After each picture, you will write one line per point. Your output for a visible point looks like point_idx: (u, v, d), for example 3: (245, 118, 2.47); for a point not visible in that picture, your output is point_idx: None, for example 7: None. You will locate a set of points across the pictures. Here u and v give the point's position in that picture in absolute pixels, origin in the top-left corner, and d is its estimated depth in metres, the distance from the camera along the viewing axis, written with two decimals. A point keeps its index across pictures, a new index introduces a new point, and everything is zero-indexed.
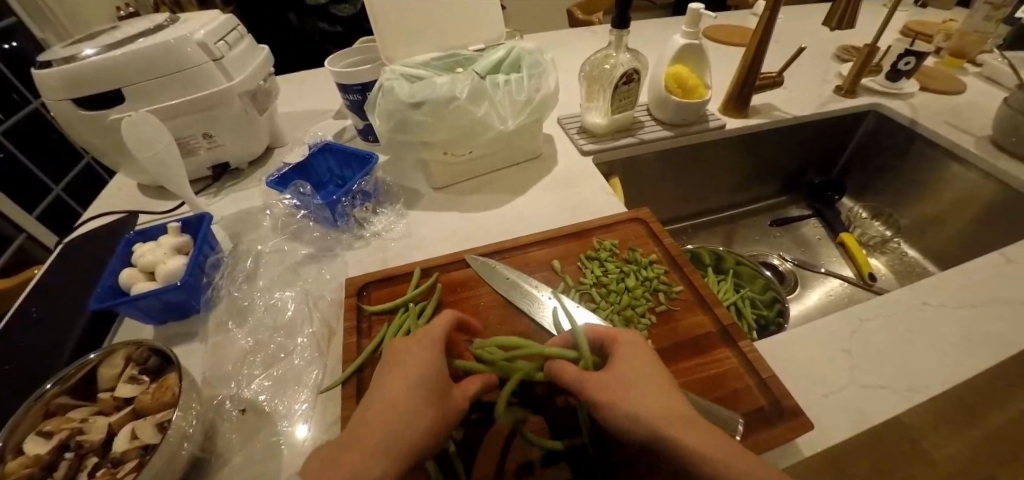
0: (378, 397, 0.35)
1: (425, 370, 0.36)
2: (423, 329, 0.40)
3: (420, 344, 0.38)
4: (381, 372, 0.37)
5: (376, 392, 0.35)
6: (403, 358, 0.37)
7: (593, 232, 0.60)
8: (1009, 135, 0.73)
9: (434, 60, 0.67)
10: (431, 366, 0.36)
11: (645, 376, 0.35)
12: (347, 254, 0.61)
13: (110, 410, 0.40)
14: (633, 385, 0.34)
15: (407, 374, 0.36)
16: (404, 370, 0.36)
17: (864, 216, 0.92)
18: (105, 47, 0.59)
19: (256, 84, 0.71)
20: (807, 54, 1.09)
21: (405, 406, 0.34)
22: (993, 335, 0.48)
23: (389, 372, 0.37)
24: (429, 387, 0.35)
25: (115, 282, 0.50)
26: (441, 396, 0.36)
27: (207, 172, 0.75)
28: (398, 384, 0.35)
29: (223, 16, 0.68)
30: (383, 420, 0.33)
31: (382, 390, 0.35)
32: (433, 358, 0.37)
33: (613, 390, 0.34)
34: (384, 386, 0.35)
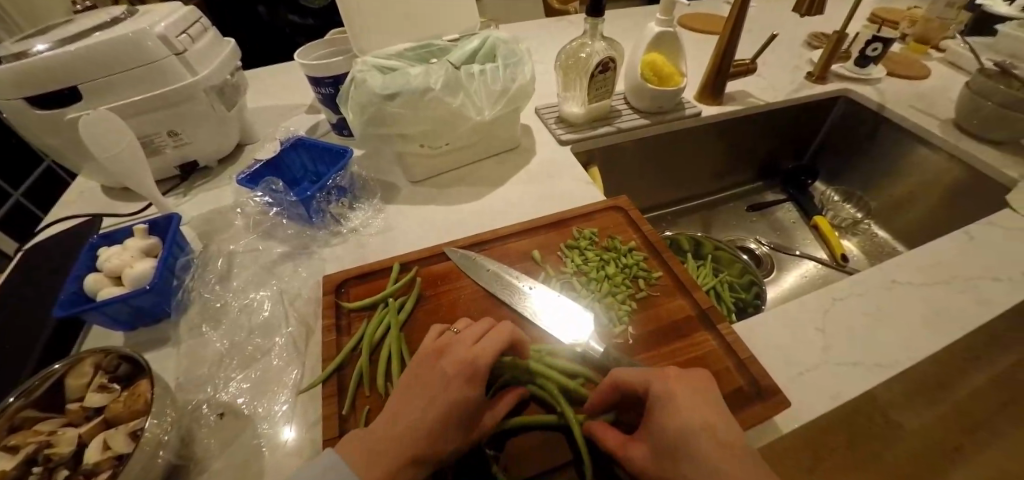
0: (408, 415, 0.34)
1: (461, 401, 0.35)
2: (477, 352, 0.37)
3: (465, 365, 0.36)
4: (416, 387, 0.36)
5: (407, 407, 0.35)
6: (443, 378, 0.36)
7: (572, 221, 0.61)
8: (970, 118, 0.76)
9: (408, 51, 0.66)
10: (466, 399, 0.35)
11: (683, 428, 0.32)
12: (324, 251, 0.60)
13: (81, 421, 0.38)
14: (684, 447, 0.31)
15: (443, 398, 0.34)
16: (442, 392, 0.35)
17: (836, 199, 0.96)
18: (56, 42, 0.56)
19: (223, 79, 0.69)
20: (779, 41, 1.11)
21: (432, 435, 0.33)
22: (956, 310, 0.50)
23: (422, 389, 0.36)
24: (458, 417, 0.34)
25: (80, 288, 0.47)
26: (467, 424, 0.35)
27: (174, 172, 0.72)
28: (430, 409, 0.34)
29: (184, 8, 0.65)
30: (404, 442, 0.33)
31: (415, 409, 0.34)
32: (473, 389, 0.35)
33: (663, 456, 0.32)
34: (416, 407, 0.35)
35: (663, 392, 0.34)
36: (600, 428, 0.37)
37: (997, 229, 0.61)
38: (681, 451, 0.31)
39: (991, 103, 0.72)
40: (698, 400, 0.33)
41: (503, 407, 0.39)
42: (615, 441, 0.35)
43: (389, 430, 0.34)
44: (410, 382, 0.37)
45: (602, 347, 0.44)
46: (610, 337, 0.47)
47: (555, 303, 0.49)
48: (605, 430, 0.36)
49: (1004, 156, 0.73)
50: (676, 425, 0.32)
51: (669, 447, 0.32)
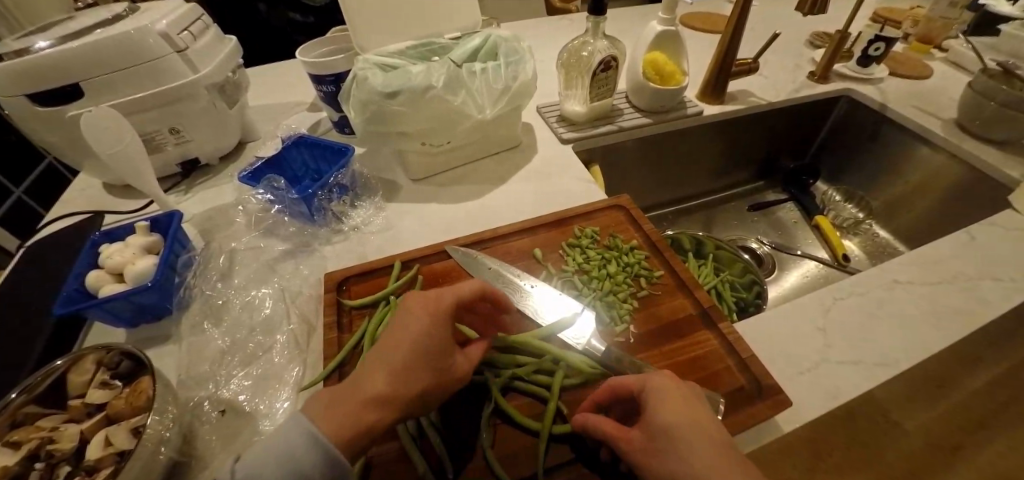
0: (378, 356, 0.34)
1: (428, 334, 0.35)
2: (446, 292, 0.38)
3: (431, 302, 0.37)
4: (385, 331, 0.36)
5: (378, 349, 0.35)
6: (411, 316, 0.36)
7: (573, 220, 0.61)
8: (972, 118, 0.76)
9: (409, 49, 0.66)
10: (436, 331, 0.35)
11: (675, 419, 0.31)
12: (325, 249, 0.60)
13: (82, 418, 0.39)
14: (672, 436, 0.30)
15: (411, 333, 0.35)
16: (409, 328, 0.35)
17: (838, 199, 0.95)
18: (59, 39, 0.56)
19: (224, 76, 0.69)
20: (781, 41, 1.11)
21: (404, 369, 0.33)
22: (956, 310, 0.50)
23: (392, 331, 0.36)
24: (428, 351, 0.35)
25: (82, 285, 0.47)
26: (438, 361, 0.35)
27: (175, 169, 0.72)
28: (400, 345, 0.34)
29: (186, 5, 0.65)
30: (376, 380, 0.33)
31: (385, 348, 0.35)
32: (442, 324, 0.36)
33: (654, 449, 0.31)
34: (385, 347, 0.35)
35: (660, 391, 0.33)
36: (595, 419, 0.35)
37: (999, 230, 0.61)
38: (674, 446, 0.30)
39: (994, 102, 0.72)
40: (694, 408, 0.32)
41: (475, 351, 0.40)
42: (611, 428, 0.34)
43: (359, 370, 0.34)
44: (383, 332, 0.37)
45: (604, 345, 0.44)
46: (610, 335, 0.48)
47: (556, 301, 0.49)
48: (600, 422, 0.35)
49: (1007, 156, 0.73)
50: (676, 425, 0.31)
51: (663, 440, 0.31)
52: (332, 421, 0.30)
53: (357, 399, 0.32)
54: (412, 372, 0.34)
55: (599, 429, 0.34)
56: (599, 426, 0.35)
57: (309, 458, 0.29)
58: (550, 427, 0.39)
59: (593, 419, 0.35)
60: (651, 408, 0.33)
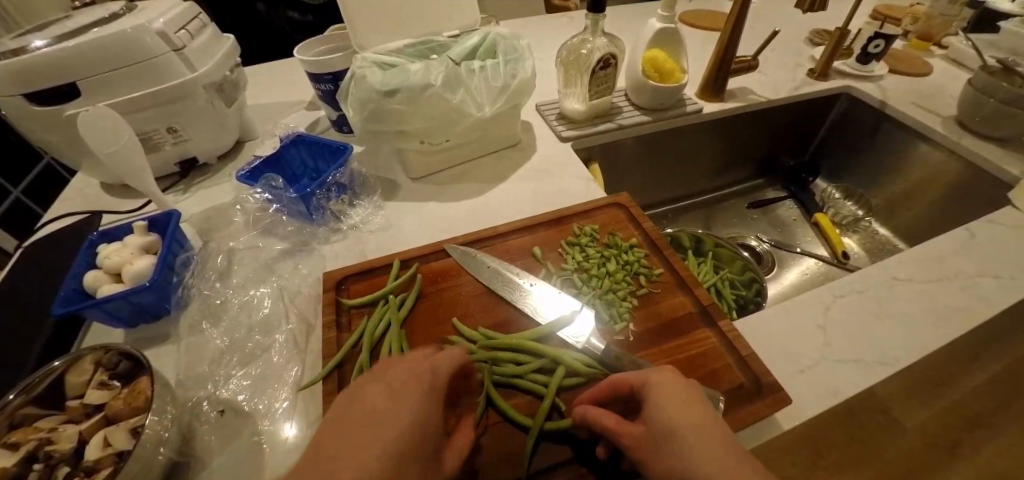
0: (358, 440, 0.29)
1: (419, 416, 0.31)
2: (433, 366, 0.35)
3: (420, 382, 0.33)
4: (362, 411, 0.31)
5: (354, 432, 0.29)
6: (400, 398, 0.32)
7: (572, 218, 0.60)
8: (972, 116, 0.76)
9: (408, 48, 0.66)
10: (430, 415, 0.32)
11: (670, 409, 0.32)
12: (324, 248, 0.59)
13: (81, 418, 0.38)
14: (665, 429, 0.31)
15: (403, 415, 0.30)
16: (398, 410, 0.31)
17: (837, 196, 0.94)
18: (55, 38, 0.56)
19: (222, 75, 0.68)
20: (781, 38, 1.10)
21: (395, 453, 0.28)
22: (957, 307, 0.50)
23: (377, 411, 0.31)
24: (416, 436, 0.30)
25: (80, 285, 0.47)
26: (426, 450, 0.30)
27: (173, 169, 0.72)
28: (387, 429, 0.29)
29: (183, 4, 0.65)
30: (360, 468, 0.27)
31: (366, 431, 0.29)
32: (434, 405, 0.32)
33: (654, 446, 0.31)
34: (366, 430, 0.29)
35: (657, 388, 0.33)
36: (598, 413, 0.35)
37: (999, 227, 0.61)
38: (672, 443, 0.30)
39: (994, 100, 0.72)
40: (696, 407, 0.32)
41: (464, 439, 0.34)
42: (613, 422, 0.34)
43: (330, 455, 0.28)
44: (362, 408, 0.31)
45: (604, 344, 0.44)
46: (610, 333, 0.47)
47: (556, 300, 0.49)
48: (603, 415, 0.35)
49: (1006, 153, 0.73)
50: (678, 421, 0.31)
51: (662, 436, 0.31)
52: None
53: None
54: (399, 460, 0.28)
55: (600, 424, 0.35)
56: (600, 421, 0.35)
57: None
58: (550, 425, 0.39)
59: (593, 414, 0.36)
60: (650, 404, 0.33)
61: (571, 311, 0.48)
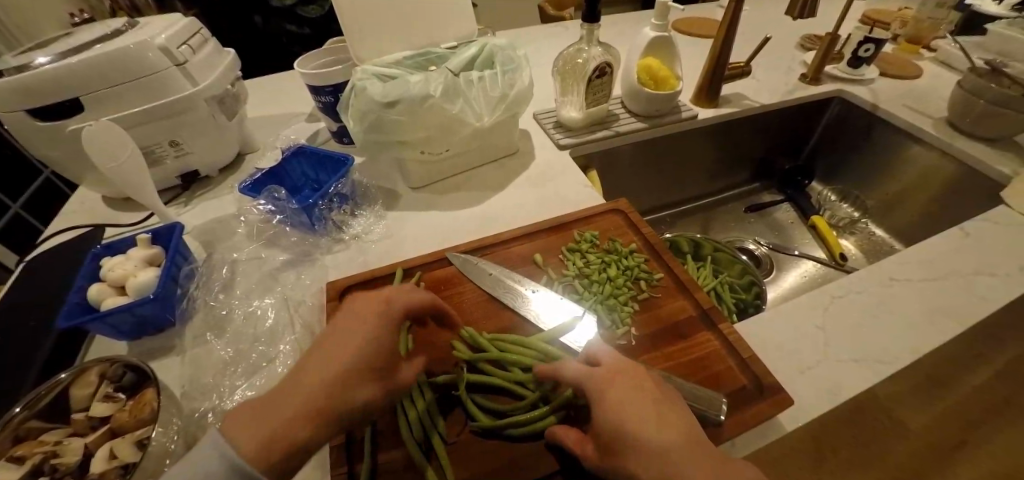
0: (314, 370, 0.33)
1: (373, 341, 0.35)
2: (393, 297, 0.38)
3: (384, 308, 0.37)
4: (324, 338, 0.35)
5: (312, 361, 0.33)
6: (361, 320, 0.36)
7: (572, 225, 0.61)
8: (962, 115, 0.77)
9: (407, 59, 0.67)
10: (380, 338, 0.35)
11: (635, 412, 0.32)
12: (326, 258, 0.60)
13: (85, 431, 0.39)
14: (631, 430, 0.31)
15: (354, 345, 0.34)
16: (350, 342, 0.34)
17: (833, 199, 0.96)
18: (59, 54, 0.57)
19: (223, 89, 0.69)
20: (773, 44, 1.12)
21: (341, 380, 0.32)
22: (953, 306, 0.51)
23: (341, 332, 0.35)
24: (369, 361, 0.34)
25: (83, 298, 0.48)
26: (380, 370, 0.34)
27: (175, 181, 0.73)
28: (337, 359, 0.33)
29: (185, 20, 0.66)
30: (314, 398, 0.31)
31: (320, 360, 0.33)
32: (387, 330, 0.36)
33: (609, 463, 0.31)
34: (320, 359, 0.33)
35: (597, 390, 0.34)
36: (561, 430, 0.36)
37: (991, 226, 0.61)
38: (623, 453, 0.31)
39: (983, 101, 0.73)
40: (649, 403, 0.33)
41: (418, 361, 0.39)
42: (574, 441, 0.35)
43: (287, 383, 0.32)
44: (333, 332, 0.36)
45: None
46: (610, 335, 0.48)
47: (556, 305, 0.50)
48: (566, 433, 0.36)
49: (998, 153, 0.74)
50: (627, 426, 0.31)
51: (617, 440, 0.31)
52: (256, 437, 0.29)
53: (285, 413, 0.30)
54: (344, 384, 0.32)
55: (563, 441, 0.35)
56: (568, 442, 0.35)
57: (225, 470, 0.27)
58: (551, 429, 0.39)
59: (561, 433, 0.36)
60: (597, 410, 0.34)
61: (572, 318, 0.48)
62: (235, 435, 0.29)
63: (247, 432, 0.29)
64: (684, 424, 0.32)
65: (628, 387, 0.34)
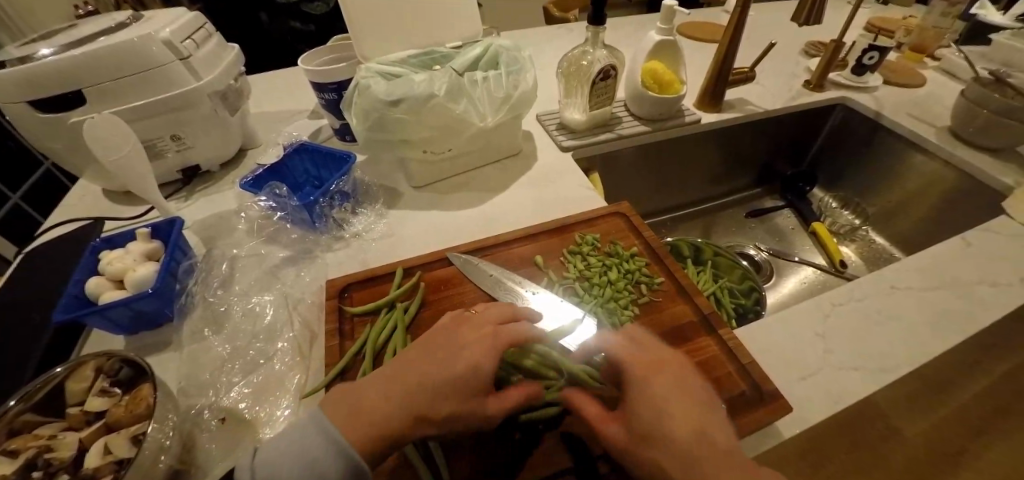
0: (415, 375, 0.35)
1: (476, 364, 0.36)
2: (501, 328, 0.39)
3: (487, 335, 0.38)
4: (428, 347, 0.38)
5: (416, 367, 0.36)
6: (463, 339, 0.38)
7: (573, 227, 0.61)
8: (965, 125, 0.77)
9: (411, 58, 0.67)
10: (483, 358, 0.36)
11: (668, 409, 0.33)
12: (327, 256, 0.60)
13: (81, 425, 0.39)
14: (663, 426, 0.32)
15: (457, 363, 0.35)
16: (455, 357, 0.36)
17: (834, 205, 0.95)
18: (63, 46, 0.56)
19: (226, 84, 0.69)
20: (777, 50, 1.12)
21: (441, 392, 0.34)
22: (952, 315, 0.51)
23: (443, 348, 0.37)
24: (468, 380, 0.35)
25: (82, 292, 0.47)
26: (479, 392, 0.35)
27: (176, 176, 0.72)
28: (439, 370, 0.35)
29: (190, 14, 0.66)
30: (414, 401, 0.34)
31: (424, 365, 0.36)
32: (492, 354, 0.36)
33: (626, 441, 0.33)
34: (422, 367, 0.36)
35: (632, 378, 0.36)
36: (581, 399, 0.37)
37: (993, 236, 0.61)
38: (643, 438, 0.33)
39: (986, 111, 0.73)
40: (682, 401, 0.34)
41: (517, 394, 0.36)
42: (595, 414, 0.36)
43: (391, 379, 0.35)
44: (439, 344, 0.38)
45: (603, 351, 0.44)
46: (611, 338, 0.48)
47: (558, 307, 0.50)
48: (585, 403, 0.37)
49: (1000, 163, 0.74)
50: (653, 415, 0.33)
51: (647, 430, 0.33)
52: (357, 429, 0.32)
53: (385, 410, 0.33)
54: (440, 396, 0.34)
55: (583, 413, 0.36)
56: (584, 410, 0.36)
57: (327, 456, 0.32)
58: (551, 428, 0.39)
59: (578, 401, 0.37)
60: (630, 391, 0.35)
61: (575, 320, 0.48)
62: (337, 419, 0.33)
63: (344, 415, 0.33)
64: (707, 416, 0.34)
65: (664, 382, 0.35)
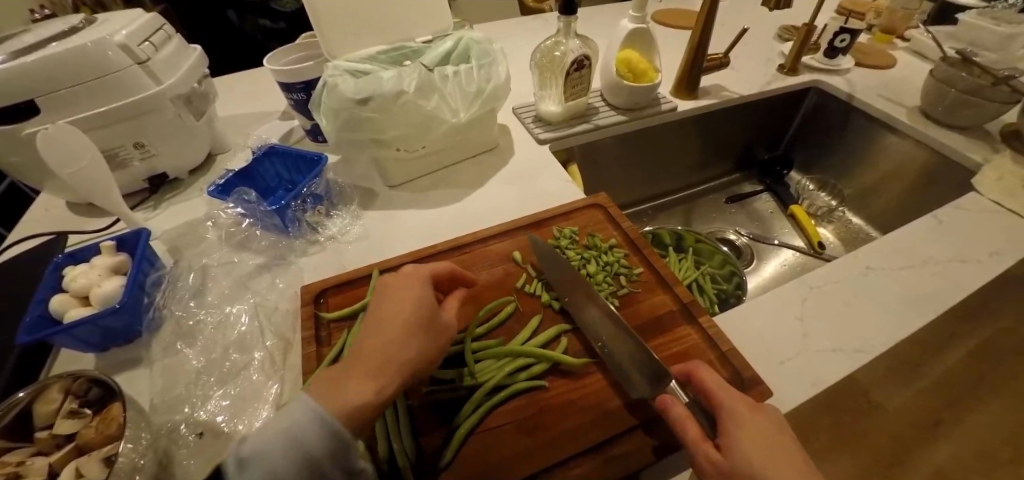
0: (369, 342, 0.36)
1: (420, 300, 0.39)
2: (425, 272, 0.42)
3: (415, 277, 0.41)
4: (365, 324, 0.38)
5: (374, 324, 0.37)
6: (400, 287, 0.40)
7: (551, 221, 0.61)
8: (935, 105, 0.78)
9: (380, 55, 0.66)
10: (426, 295, 0.39)
11: (752, 442, 0.31)
12: (301, 261, 0.58)
13: (51, 449, 0.37)
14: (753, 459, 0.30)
15: (409, 302, 0.38)
16: (398, 307, 0.38)
17: (811, 188, 0.97)
18: (11, 53, 0.53)
19: (190, 87, 0.67)
20: (751, 36, 1.12)
21: (408, 335, 0.36)
22: (925, 292, 0.52)
23: (388, 303, 0.38)
24: (418, 326, 0.38)
25: (45, 310, 0.45)
26: (430, 323, 0.38)
27: (142, 185, 0.69)
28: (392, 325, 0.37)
29: (146, 15, 0.63)
30: (387, 364, 0.34)
31: (376, 334, 0.36)
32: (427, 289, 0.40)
33: (723, 468, 0.30)
34: (383, 326, 0.37)
35: (738, 410, 0.33)
36: (668, 399, 0.36)
37: (963, 213, 0.63)
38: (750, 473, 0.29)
39: (954, 90, 0.74)
40: (759, 431, 0.32)
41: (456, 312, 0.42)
42: (681, 415, 0.35)
43: (350, 361, 0.35)
44: (376, 306, 0.39)
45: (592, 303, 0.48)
46: (565, 310, 0.50)
47: (516, 296, 0.52)
48: (684, 421, 0.34)
49: (968, 141, 0.75)
50: (759, 455, 0.30)
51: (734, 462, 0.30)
52: (345, 393, 0.32)
53: (358, 371, 0.33)
54: (402, 344, 0.36)
55: (677, 423, 0.35)
56: (681, 423, 0.34)
57: (316, 434, 0.29)
58: (536, 409, 0.41)
59: (678, 415, 0.35)
60: (731, 422, 0.33)
61: (527, 303, 0.51)
62: (326, 393, 0.32)
63: (330, 388, 0.32)
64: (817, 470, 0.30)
65: (744, 412, 0.33)
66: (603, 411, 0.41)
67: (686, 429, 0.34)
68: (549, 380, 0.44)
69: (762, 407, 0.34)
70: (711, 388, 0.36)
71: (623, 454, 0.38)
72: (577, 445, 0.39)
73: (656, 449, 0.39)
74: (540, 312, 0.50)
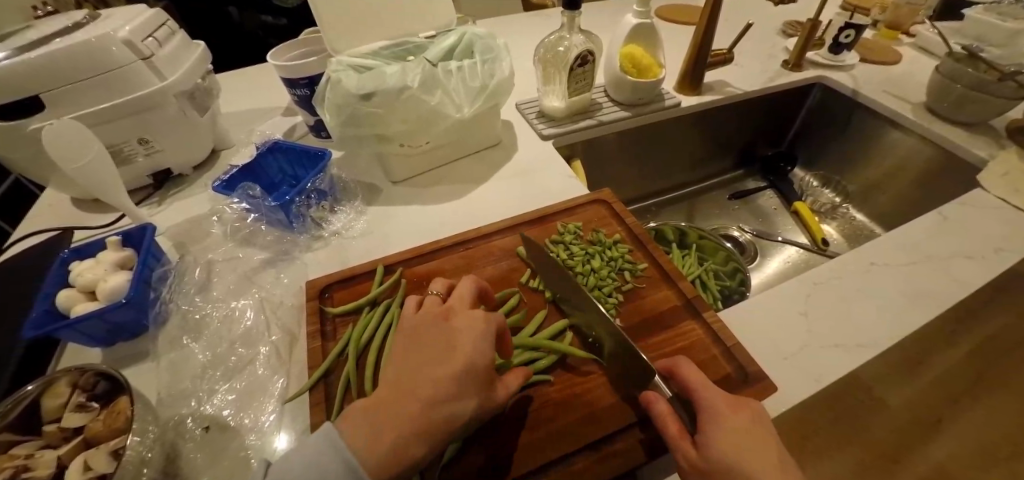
0: (418, 380, 0.33)
1: (476, 352, 0.34)
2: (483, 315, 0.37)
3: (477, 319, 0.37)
4: (408, 362, 0.35)
5: (423, 370, 0.33)
6: (458, 331, 0.36)
7: (556, 217, 0.61)
8: (940, 100, 0.78)
9: (383, 49, 0.65)
10: (483, 345, 0.35)
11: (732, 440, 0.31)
12: (305, 257, 0.58)
13: (59, 442, 0.37)
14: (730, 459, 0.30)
15: (461, 355, 0.34)
16: (451, 358, 0.34)
17: (815, 185, 0.98)
18: (16, 49, 0.53)
19: (193, 83, 0.67)
20: (756, 31, 1.12)
21: (454, 392, 0.32)
22: (931, 288, 0.52)
23: (438, 345, 0.35)
24: (472, 381, 0.33)
25: (52, 305, 0.45)
26: (483, 382, 0.34)
27: (147, 181, 0.70)
28: (450, 372, 0.33)
29: (149, 11, 0.63)
30: (423, 414, 0.31)
31: (422, 382, 0.33)
32: (489, 336, 0.36)
33: (706, 466, 0.31)
34: (429, 372, 0.33)
35: (719, 409, 0.33)
36: (651, 396, 0.36)
37: (968, 209, 0.62)
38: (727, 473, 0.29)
39: (960, 85, 0.74)
40: (738, 428, 0.32)
41: (515, 379, 0.38)
42: (662, 412, 0.35)
43: (387, 401, 0.32)
44: (428, 344, 0.35)
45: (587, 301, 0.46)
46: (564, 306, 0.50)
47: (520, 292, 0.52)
48: (666, 418, 0.35)
49: (973, 137, 0.75)
50: (737, 451, 0.30)
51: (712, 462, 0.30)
52: (375, 451, 0.30)
53: (401, 426, 0.30)
54: (451, 400, 0.32)
55: (659, 421, 0.35)
56: (663, 420, 0.35)
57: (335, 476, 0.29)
58: (539, 404, 0.42)
59: (661, 411, 0.35)
60: (711, 420, 0.33)
61: (531, 300, 0.51)
62: (351, 438, 0.30)
63: (360, 432, 0.31)
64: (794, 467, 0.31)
65: (726, 410, 0.33)
66: (602, 405, 0.41)
67: (666, 425, 0.34)
68: (552, 374, 0.44)
69: (744, 402, 0.34)
70: (693, 384, 0.36)
71: (626, 448, 0.39)
72: (576, 439, 0.39)
73: (653, 441, 0.39)
74: (544, 308, 0.50)
